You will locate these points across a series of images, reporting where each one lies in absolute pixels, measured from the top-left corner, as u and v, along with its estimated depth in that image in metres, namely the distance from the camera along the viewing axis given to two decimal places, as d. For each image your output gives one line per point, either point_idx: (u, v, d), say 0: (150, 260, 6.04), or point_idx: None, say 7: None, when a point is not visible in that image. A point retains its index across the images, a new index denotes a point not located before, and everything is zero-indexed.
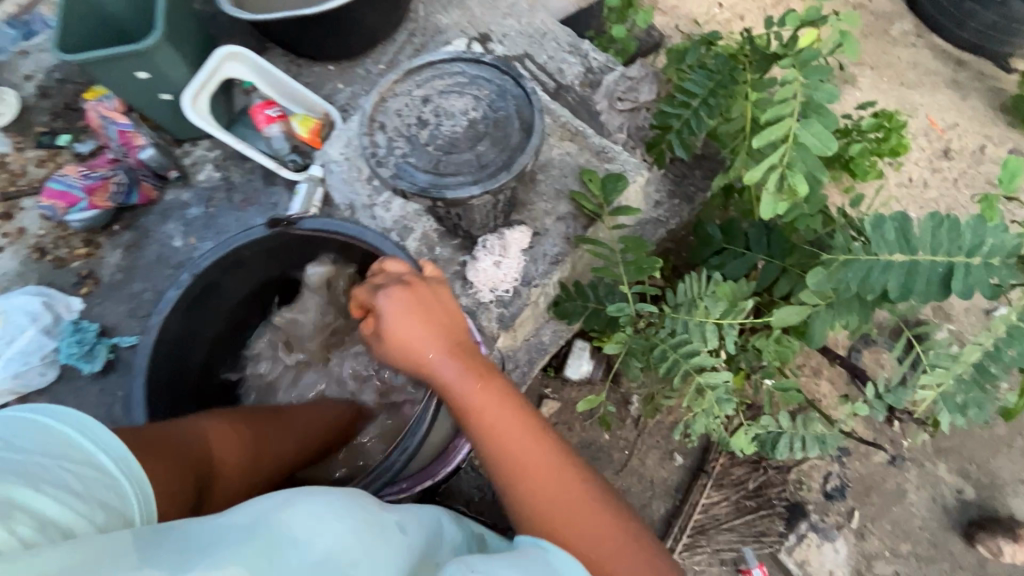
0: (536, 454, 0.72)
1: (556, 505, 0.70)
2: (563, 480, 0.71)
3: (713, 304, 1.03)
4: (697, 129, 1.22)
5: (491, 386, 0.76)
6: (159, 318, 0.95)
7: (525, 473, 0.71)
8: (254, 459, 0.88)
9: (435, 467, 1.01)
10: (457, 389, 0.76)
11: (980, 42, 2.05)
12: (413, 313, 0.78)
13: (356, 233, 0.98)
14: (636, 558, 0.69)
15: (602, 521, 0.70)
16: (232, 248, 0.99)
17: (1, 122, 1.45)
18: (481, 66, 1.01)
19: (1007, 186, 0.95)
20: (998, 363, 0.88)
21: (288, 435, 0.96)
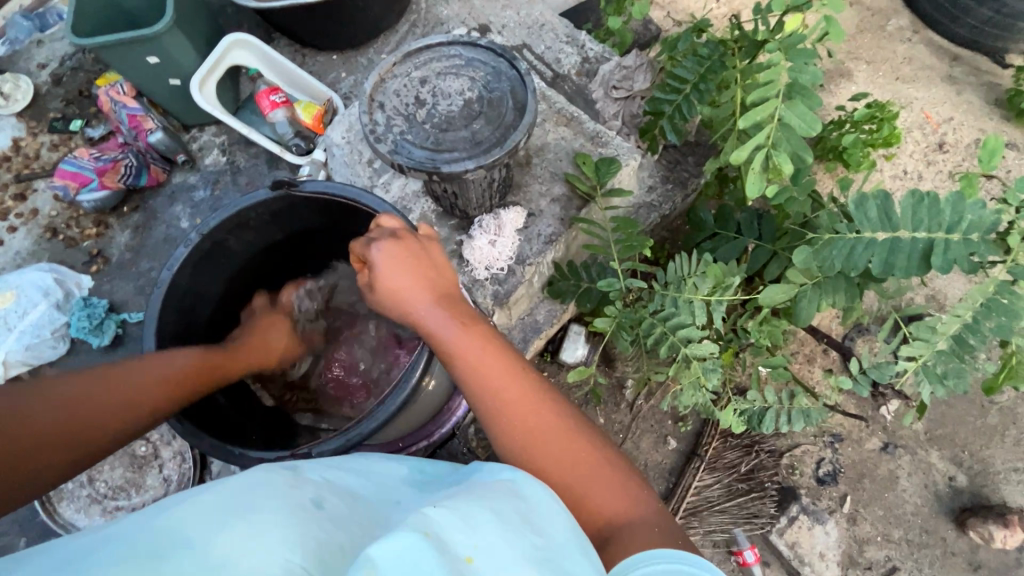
0: (519, 392, 0.75)
1: (539, 438, 0.73)
2: (545, 415, 0.74)
3: (701, 281, 1.06)
4: (688, 114, 1.27)
5: (476, 331, 0.79)
6: (169, 274, 1.00)
7: (509, 409, 0.74)
8: (36, 442, 0.68)
9: (431, 428, 1.11)
10: (443, 334, 0.79)
11: (975, 37, 2.07)
12: (400, 264, 0.82)
13: (355, 194, 1.02)
14: (615, 485, 0.72)
15: (582, 451, 0.73)
16: (237, 209, 1.03)
17: (16, 107, 1.50)
18: (478, 49, 1.05)
19: (985, 165, 0.97)
20: (976, 334, 0.91)
21: (88, 397, 0.74)
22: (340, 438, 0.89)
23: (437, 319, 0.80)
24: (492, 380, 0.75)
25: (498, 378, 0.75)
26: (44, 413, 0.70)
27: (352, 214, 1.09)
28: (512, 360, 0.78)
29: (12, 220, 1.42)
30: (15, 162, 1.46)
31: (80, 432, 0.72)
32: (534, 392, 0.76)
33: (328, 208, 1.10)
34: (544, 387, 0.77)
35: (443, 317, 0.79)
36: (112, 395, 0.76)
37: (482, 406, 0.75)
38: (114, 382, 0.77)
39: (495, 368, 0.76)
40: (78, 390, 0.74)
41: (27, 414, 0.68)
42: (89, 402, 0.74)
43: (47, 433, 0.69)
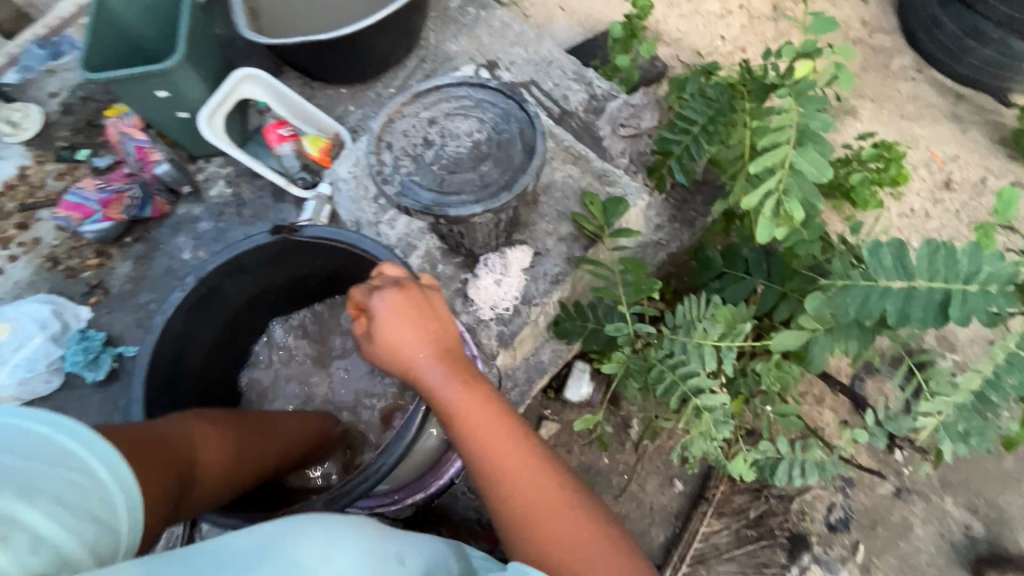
0: (519, 458, 0.74)
1: (538, 511, 0.72)
2: (545, 487, 0.73)
3: (711, 326, 1.03)
4: (697, 155, 1.27)
5: (477, 393, 0.78)
6: (162, 318, 1.00)
7: (508, 478, 0.73)
8: (239, 462, 0.89)
9: (429, 480, 1.08)
10: (444, 393, 0.78)
11: (978, 77, 2.09)
12: (403, 319, 0.81)
13: (355, 241, 1.02)
14: (613, 564, 0.70)
15: (582, 526, 0.72)
16: (235, 253, 1.04)
17: (23, 136, 1.51)
18: (487, 89, 1.04)
19: (1003, 214, 0.95)
20: (998, 391, 0.88)
21: (268, 440, 0.97)
22: (325, 500, 0.88)
23: (438, 377, 0.79)
24: (491, 446, 0.74)
25: (497, 444, 0.75)
26: (250, 446, 0.93)
27: (350, 258, 1.09)
28: (513, 425, 0.77)
29: (13, 249, 1.41)
30: (19, 190, 1.46)
31: (256, 466, 0.93)
32: (535, 461, 0.75)
33: (327, 252, 1.10)
34: (545, 456, 0.76)
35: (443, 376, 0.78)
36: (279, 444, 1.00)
37: (480, 472, 0.74)
38: (278, 434, 1.00)
39: (496, 435, 0.75)
40: (264, 433, 0.97)
41: (240, 442, 0.91)
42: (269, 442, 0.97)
43: (247, 460, 0.91)
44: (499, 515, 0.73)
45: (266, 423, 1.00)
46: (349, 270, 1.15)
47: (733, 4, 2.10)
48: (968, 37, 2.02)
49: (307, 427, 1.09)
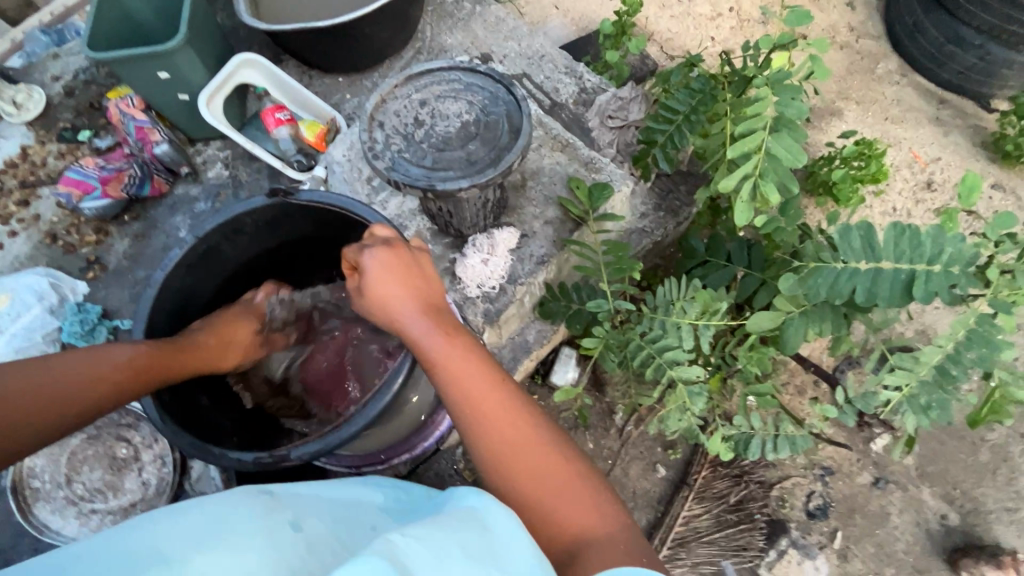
0: (497, 406, 0.76)
1: (513, 453, 0.74)
2: (521, 430, 0.75)
3: (689, 306, 1.08)
4: (680, 144, 1.31)
5: (459, 342, 0.81)
6: (162, 274, 1.04)
7: (486, 422, 0.75)
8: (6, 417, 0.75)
9: (414, 441, 1.16)
10: (427, 345, 0.80)
11: (961, 83, 2.15)
12: (390, 271, 0.83)
13: (347, 204, 1.05)
14: (586, 504, 0.72)
15: (557, 469, 0.74)
16: (233, 213, 1.07)
17: (27, 116, 1.55)
18: (477, 74, 1.09)
19: (965, 199, 1.00)
20: (958, 365, 0.92)
21: (59, 379, 0.80)
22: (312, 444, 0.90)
23: (421, 329, 0.81)
24: (470, 392, 0.77)
25: (476, 389, 0.77)
26: (22, 392, 0.77)
27: (344, 225, 1.13)
28: (493, 372, 0.79)
29: (14, 225, 1.44)
30: (21, 169, 1.49)
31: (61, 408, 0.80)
32: (512, 407, 0.77)
33: (322, 219, 1.14)
34: (523, 403, 0.78)
35: (427, 327, 0.81)
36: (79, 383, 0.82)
37: (459, 416, 0.77)
38: (75, 371, 0.82)
39: (474, 383, 0.77)
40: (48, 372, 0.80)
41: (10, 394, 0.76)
42: (53, 379, 0.80)
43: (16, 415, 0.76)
44: (476, 457, 0.76)
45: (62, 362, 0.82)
46: (343, 237, 1.19)
47: (723, 7, 2.16)
48: (950, 43, 2.08)
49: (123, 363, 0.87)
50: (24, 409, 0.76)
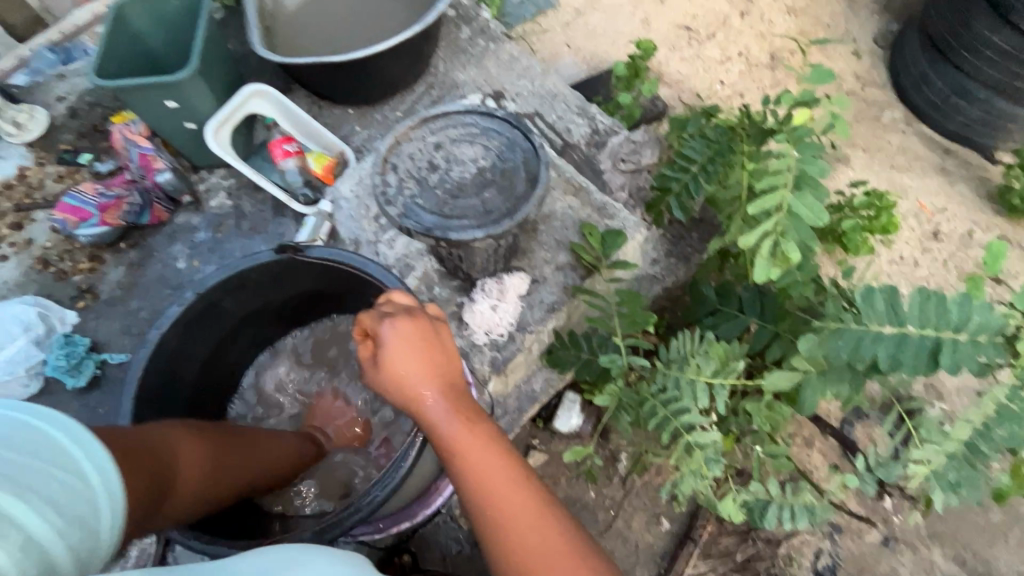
0: (513, 498, 0.75)
1: (534, 548, 0.73)
2: (542, 526, 0.74)
3: (705, 362, 1.03)
4: (696, 193, 1.29)
5: (477, 427, 0.80)
6: (159, 332, 1.01)
7: (507, 515, 0.75)
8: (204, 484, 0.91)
9: (414, 509, 1.08)
10: (444, 428, 0.80)
11: (966, 134, 2.17)
12: (411, 350, 0.83)
13: (357, 263, 1.04)
14: None
15: (575, 571, 0.72)
16: (237, 270, 1.05)
17: (26, 136, 1.51)
18: (495, 118, 1.06)
19: (991, 266, 0.98)
20: (988, 442, 0.88)
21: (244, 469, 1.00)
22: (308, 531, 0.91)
23: (441, 411, 0.81)
24: (490, 482, 0.76)
25: (495, 479, 0.76)
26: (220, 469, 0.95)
27: (357, 286, 1.12)
28: (513, 463, 0.78)
29: (5, 248, 1.39)
30: (17, 191, 1.45)
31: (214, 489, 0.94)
32: (533, 498, 0.76)
33: (331, 275, 1.13)
34: (543, 495, 0.77)
35: (446, 410, 0.80)
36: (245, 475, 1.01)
37: (477, 507, 0.76)
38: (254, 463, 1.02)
39: (494, 472, 0.77)
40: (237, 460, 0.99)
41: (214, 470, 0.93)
42: (239, 468, 0.99)
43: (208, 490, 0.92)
44: (494, 552, 0.74)
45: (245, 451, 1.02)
46: (349, 290, 1.17)
47: (732, 52, 2.18)
48: (955, 95, 2.11)
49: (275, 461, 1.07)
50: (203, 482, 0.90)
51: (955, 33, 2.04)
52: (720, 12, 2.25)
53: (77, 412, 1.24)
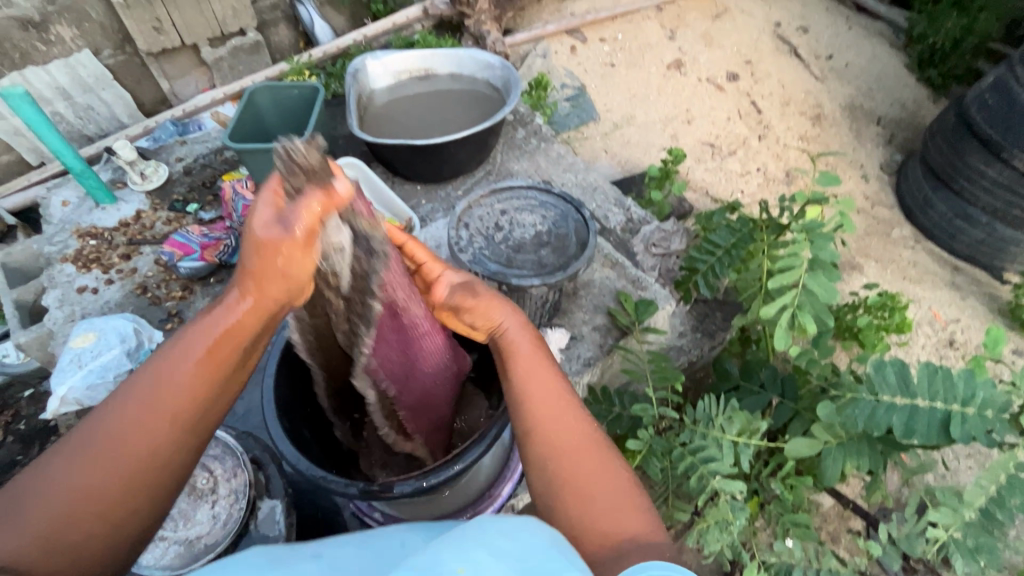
0: (563, 401, 0.78)
1: (574, 449, 0.74)
2: (581, 432, 0.75)
3: (728, 424, 1.12)
4: (720, 273, 1.44)
5: (540, 351, 0.83)
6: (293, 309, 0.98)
7: (551, 418, 0.76)
8: (51, 531, 0.60)
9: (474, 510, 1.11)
10: (512, 334, 0.83)
11: (972, 254, 2.35)
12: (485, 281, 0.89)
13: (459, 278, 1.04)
14: (631, 515, 0.69)
15: (603, 474, 0.72)
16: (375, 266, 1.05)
17: (147, 186, 1.79)
18: (551, 194, 1.27)
19: (991, 349, 1.09)
20: (1003, 509, 0.94)
21: (103, 462, 0.63)
22: (419, 480, 0.83)
23: (515, 328, 0.84)
24: (541, 388, 0.78)
25: (546, 388, 0.78)
26: (60, 504, 0.61)
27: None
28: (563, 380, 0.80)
29: (112, 274, 1.61)
30: (131, 228, 1.69)
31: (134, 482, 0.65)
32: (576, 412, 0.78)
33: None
34: (585, 412, 0.78)
35: (522, 327, 0.84)
36: (119, 468, 0.64)
37: (522, 408, 0.77)
38: (111, 450, 0.64)
39: (546, 382, 0.79)
40: (77, 467, 0.62)
41: (46, 515, 0.60)
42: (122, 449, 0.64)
43: (78, 531, 0.61)
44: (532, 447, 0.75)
45: (85, 449, 0.63)
46: None
47: (751, 167, 2.48)
48: (958, 219, 2.32)
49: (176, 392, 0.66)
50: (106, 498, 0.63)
51: (953, 165, 2.29)
52: (740, 134, 2.57)
53: None
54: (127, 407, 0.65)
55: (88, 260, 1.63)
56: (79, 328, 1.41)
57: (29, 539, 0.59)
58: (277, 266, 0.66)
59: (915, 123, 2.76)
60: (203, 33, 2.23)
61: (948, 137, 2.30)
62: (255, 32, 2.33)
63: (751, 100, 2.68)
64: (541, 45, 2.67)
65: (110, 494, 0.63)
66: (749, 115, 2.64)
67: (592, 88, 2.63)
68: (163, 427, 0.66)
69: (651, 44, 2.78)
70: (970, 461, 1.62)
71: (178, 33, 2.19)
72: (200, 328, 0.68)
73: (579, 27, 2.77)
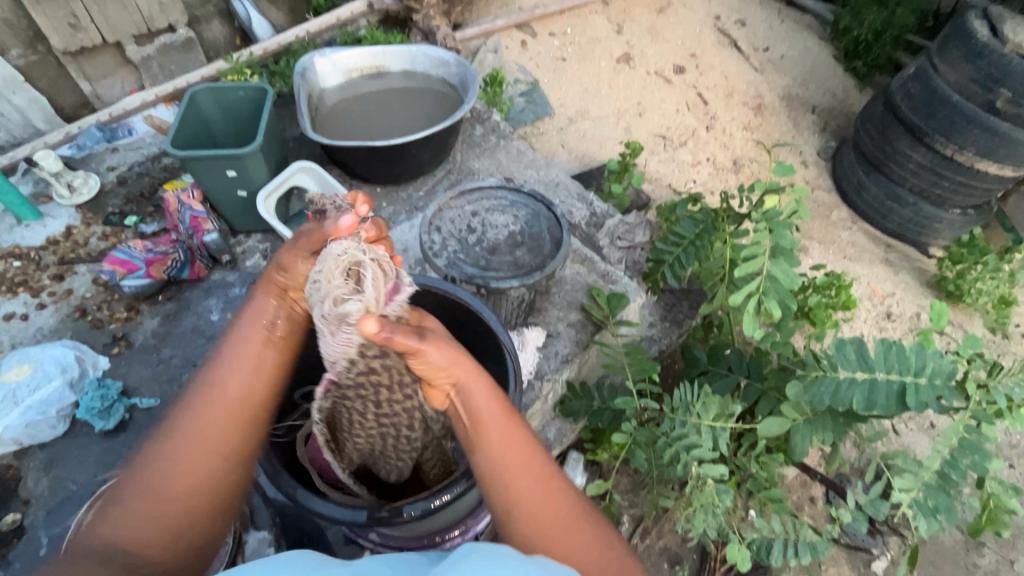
0: (533, 472, 0.70)
1: (556, 533, 0.68)
2: (564, 506, 0.70)
3: (705, 411, 1.16)
4: (686, 264, 1.46)
5: (511, 418, 0.73)
6: None
7: (533, 506, 0.69)
8: (149, 518, 0.65)
9: (470, 522, 1.06)
10: (483, 411, 0.72)
11: (902, 232, 2.54)
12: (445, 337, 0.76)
13: (449, 289, 1.03)
14: (624, 575, 0.68)
15: (591, 543, 0.68)
16: None
17: (76, 199, 1.63)
18: (521, 193, 1.26)
19: (936, 322, 1.17)
20: (957, 470, 1.03)
21: (189, 445, 0.69)
22: (425, 502, 0.85)
23: (484, 394, 0.73)
24: (518, 468, 0.70)
25: (525, 466, 0.70)
26: (150, 486, 0.66)
27: (463, 326, 1.05)
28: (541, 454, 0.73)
29: (44, 297, 1.47)
30: (62, 246, 1.55)
31: (214, 467, 0.69)
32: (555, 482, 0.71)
33: (429, 309, 1.07)
34: (565, 484, 0.72)
35: (490, 394, 0.73)
36: (202, 450, 0.69)
37: (503, 489, 0.69)
38: (196, 430, 0.70)
39: (519, 462, 0.70)
40: (171, 451, 0.69)
41: (145, 500, 0.66)
42: (198, 437, 0.69)
43: (173, 506, 0.66)
44: (517, 533, 0.68)
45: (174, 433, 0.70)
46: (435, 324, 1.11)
47: (702, 157, 2.57)
48: (889, 200, 2.50)
49: (245, 366, 0.73)
50: (186, 487, 0.67)
51: (882, 150, 2.46)
52: (689, 125, 2.66)
53: (100, 455, 1.26)
54: (200, 406, 0.71)
55: (14, 284, 1.48)
56: (12, 358, 1.29)
57: (132, 529, 0.64)
58: (284, 276, 0.76)
59: (845, 110, 2.94)
60: (127, 30, 2.05)
61: (877, 124, 2.46)
62: (186, 29, 2.17)
63: (698, 92, 2.77)
64: (491, 40, 2.64)
65: (203, 482, 0.69)
66: (697, 107, 2.73)
67: (545, 83, 2.63)
68: (240, 405, 0.72)
69: (600, 38, 2.82)
70: (912, 425, 1.78)
71: (98, 30, 2.00)
72: (252, 311, 0.76)
73: (528, 21, 2.76)
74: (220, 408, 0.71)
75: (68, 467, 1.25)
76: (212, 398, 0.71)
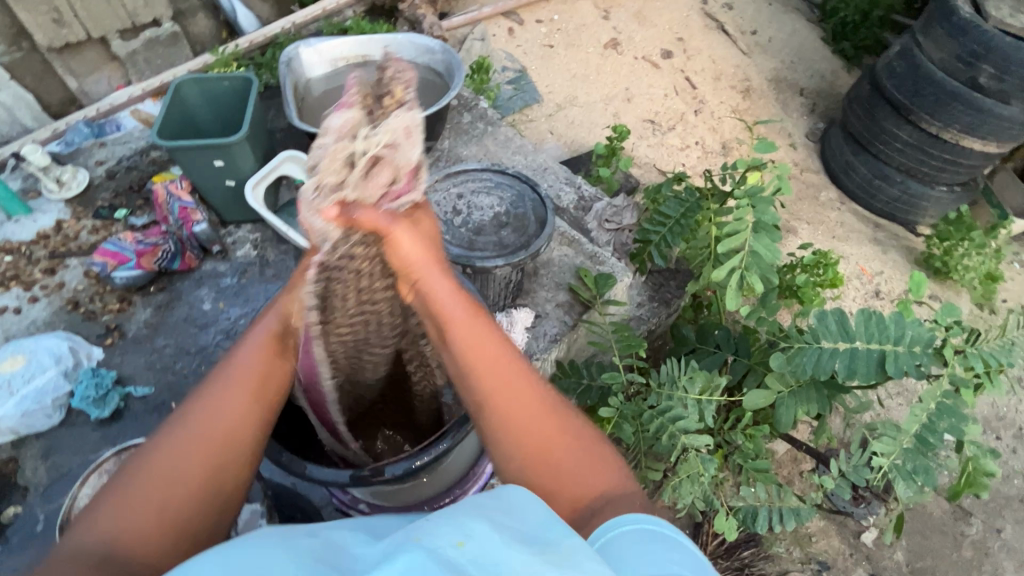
0: (502, 377, 0.69)
1: (529, 430, 0.68)
2: (538, 405, 0.70)
3: (690, 385, 1.19)
4: (672, 243, 1.48)
5: (478, 316, 0.71)
6: None
7: (509, 408, 0.68)
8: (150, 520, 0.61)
9: (457, 493, 1.09)
10: (447, 306, 0.69)
11: (890, 211, 2.56)
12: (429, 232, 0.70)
13: None
14: (594, 469, 0.69)
15: (564, 441, 0.69)
16: None
17: (65, 194, 1.64)
18: (506, 175, 1.28)
19: (916, 292, 1.19)
20: (934, 433, 1.06)
21: (195, 443, 0.66)
22: (408, 461, 0.87)
23: (443, 288, 0.69)
24: (485, 369, 0.69)
25: (490, 367, 0.69)
26: (149, 491, 0.62)
27: None
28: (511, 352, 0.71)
29: (36, 291, 1.48)
30: (53, 240, 1.56)
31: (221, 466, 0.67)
32: (525, 381, 0.71)
33: None
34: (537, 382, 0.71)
35: (450, 288, 0.70)
36: (205, 450, 0.66)
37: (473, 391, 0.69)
38: (198, 427, 0.67)
39: (486, 361, 0.69)
40: (168, 451, 0.65)
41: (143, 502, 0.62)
42: (206, 433, 0.67)
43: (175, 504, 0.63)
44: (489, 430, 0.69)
45: (188, 430, 0.67)
46: None
47: (690, 141, 2.58)
48: (877, 179, 2.51)
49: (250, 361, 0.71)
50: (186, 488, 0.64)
51: (869, 131, 2.47)
52: (677, 109, 2.66)
53: (96, 444, 1.28)
54: (201, 404, 0.68)
55: (6, 278, 1.49)
56: (6, 350, 1.30)
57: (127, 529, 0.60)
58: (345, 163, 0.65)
59: (834, 92, 2.94)
60: (112, 25, 2.05)
61: (864, 104, 2.47)
62: (171, 23, 2.16)
63: (686, 77, 2.77)
64: (478, 28, 2.64)
65: (203, 483, 0.65)
66: (685, 91, 2.73)
67: (533, 70, 2.64)
68: (245, 406, 0.70)
69: (587, 24, 2.82)
70: (899, 400, 1.80)
71: (83, 26, 2.00)
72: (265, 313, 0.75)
73: (514, 9, 2.76)
74: (229, 407, 0.69)
75: (65, 455, 1.27)
76: (217, 394, 0.69)
